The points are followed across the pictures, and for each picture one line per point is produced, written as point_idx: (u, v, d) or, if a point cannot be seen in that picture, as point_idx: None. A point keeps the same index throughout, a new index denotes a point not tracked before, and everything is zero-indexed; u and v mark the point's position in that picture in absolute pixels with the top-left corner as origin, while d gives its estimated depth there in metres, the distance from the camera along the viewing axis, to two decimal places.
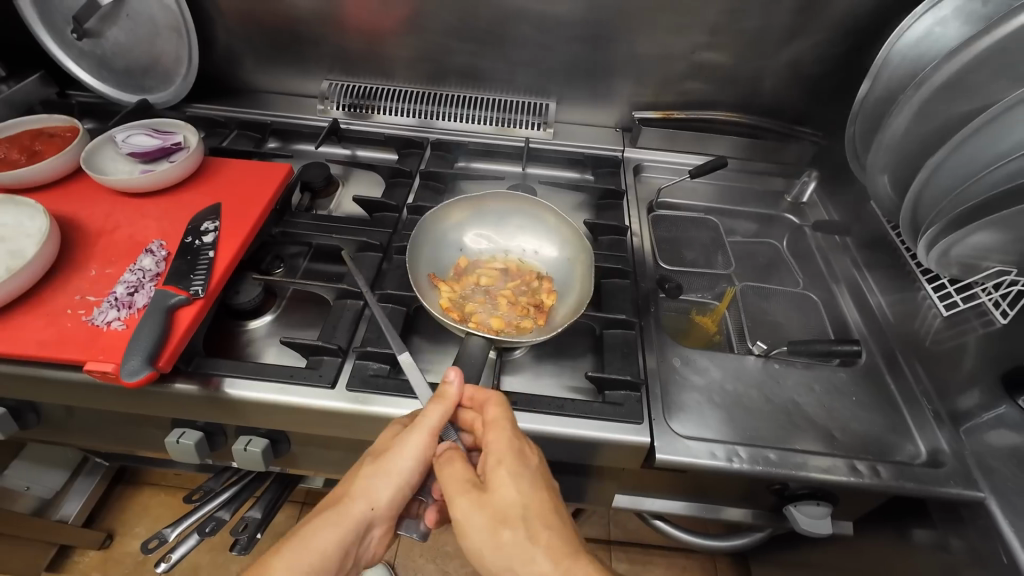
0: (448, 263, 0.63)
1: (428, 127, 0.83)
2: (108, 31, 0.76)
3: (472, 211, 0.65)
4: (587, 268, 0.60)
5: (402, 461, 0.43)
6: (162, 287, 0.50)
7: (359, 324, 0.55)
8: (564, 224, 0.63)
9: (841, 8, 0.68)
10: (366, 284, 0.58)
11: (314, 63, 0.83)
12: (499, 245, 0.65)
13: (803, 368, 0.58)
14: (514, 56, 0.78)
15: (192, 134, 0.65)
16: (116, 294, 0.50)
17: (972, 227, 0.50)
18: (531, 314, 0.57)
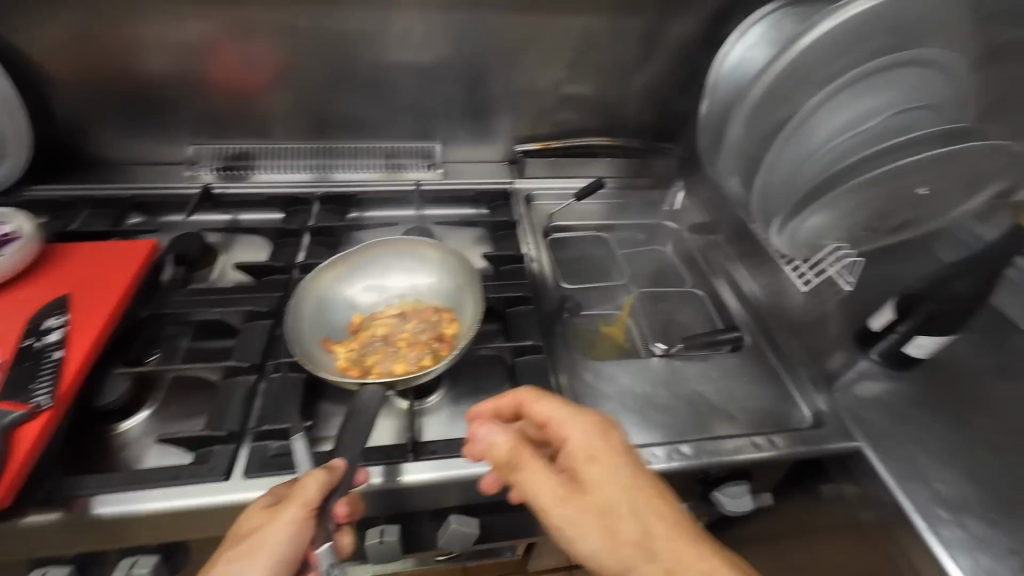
0: (343, 323, 0.60)
1: (327, 180, 0.81)
2: None
3: (355, 265, 0.64)
4: (477, 288, 0.60)
5: (266, 544, 0.38)
6: None
7: (253, 402, 0.51)
8: (446, 251, 0.64)
9: (672, 40, 0.78)
10: (258, 355, 0.54)
11: (176, 129, 0.78)
12: (390, 291, 0.64)
13: (700, 359, 0.63)
14: (393, 102, 0.80)
15: (25, 222, 0.58)
16: None
17: (815, 207, 0.58)
18: (431, 349, 0.56)
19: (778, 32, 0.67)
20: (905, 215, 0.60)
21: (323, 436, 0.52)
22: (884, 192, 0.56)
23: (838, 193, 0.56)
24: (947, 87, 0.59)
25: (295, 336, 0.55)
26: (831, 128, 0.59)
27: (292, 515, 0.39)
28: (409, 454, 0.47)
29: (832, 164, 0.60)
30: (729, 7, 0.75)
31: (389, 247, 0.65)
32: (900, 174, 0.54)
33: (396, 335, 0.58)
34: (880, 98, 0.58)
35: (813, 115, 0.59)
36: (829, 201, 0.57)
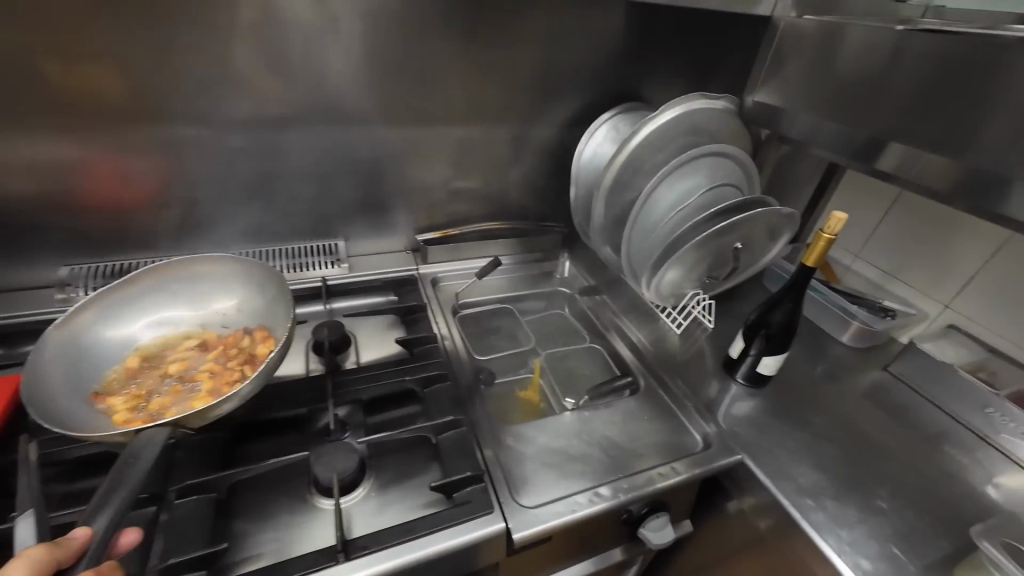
0: (121, 362, 0.64)
1: None
2: None
3: (128, 307, 0.68)
4: (277, 302, 0.69)
5: None
6: None
7: (152, 538, 0.46)
8: (232, 278, 0.73)
9: (538, 141, 0.93)
10: (156, 483, 0.50)
11: (45, 253, 0.73)
12: (177, 323, 0.70)
13: (605, 407, 0.70)
14: (292, 207, 0.83)
15: None
16: None
17: (672, 265, 0.70)
18: (224, 369, 0.63)
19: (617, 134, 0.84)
20: (733, 265, 0.76)
21: (239, 558, 0.48)
22: (716, 250, 0.72)
23: (685, 252, 0.69)
24: (738, 170, 0.79)
25: (58, 395, 0.56)
26: (668, 201, 0.74)
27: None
28: (339, 555, 0.46)
29: (673, 228, 0.74)
30: (579, 115, 0.93)
31: (167, 276, 0.71)
32: (724, 236, 0.69)
33: (194, 368, 0.64)
34: (695, 179, 0.74)
35: (652, 192, 0.74)
36: (680, 259, 0.71)
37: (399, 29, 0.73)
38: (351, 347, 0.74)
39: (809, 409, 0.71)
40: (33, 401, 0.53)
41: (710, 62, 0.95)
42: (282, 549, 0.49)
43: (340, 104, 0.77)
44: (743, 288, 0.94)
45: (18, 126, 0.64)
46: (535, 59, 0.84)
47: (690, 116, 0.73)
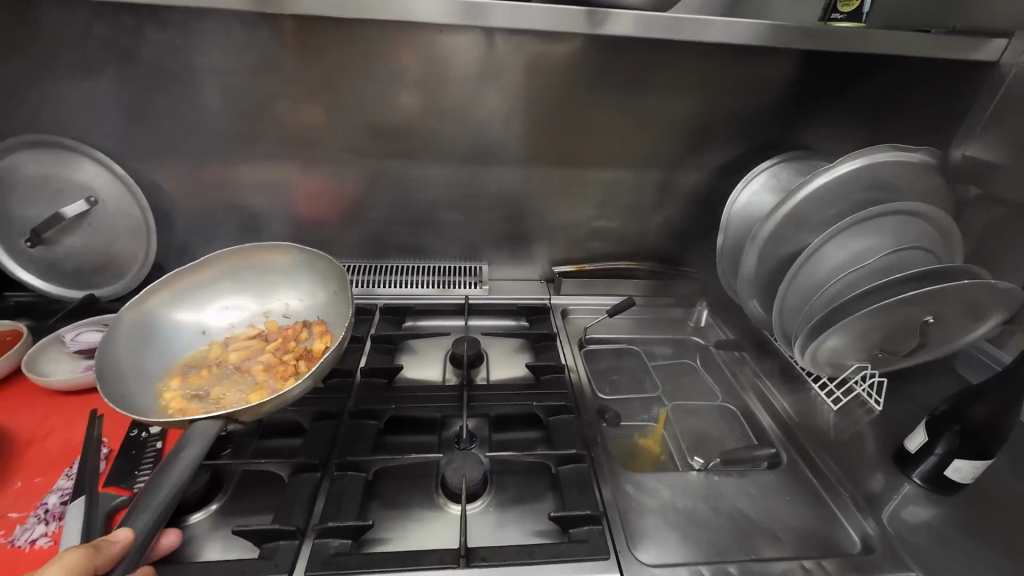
0: (195, 348, 0.69)
1: (373, 294, 0.91)
2: (62, 239, 0.81)
3: (197, 291, 0.73)
4: (339, 299, 0.73)
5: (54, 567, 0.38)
6: (104, 489, 0.52)
7: (316, 500, 0.54)
8: (300, 270, 0.76)
9: (686, 187, 0.92)
10: (324, 453, 0.59)
11: None
12: (245, 311, 0.75)
13: (738, 475, 0.64)
14: (448, 231, 0.93)
15: None
16: (47, 505, 0.51)
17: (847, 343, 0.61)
18: (284, 364, 0.66)
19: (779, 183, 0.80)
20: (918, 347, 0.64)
21: (376, 537, 0.54)
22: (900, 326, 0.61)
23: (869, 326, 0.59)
24: (931, 234, 0.68)
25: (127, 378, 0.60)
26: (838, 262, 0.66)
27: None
28: (461, 560, 0.49)
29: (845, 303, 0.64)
30: (734, 162, 0.90)
31: (239, 263, 0.75)
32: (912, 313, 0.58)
33: (252, 357, 0.68)
34: (876, 239, 0.65)
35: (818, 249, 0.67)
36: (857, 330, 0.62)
37: (570, 79, 0.80)
38: (483, 363, 0.80)
39: (1018, 537, 0.56)
40: (107, 382, 0.58)
41: (900, 111, 0.85)
42: (410, 540, 0.54)
43: (504, 145, 0.85)
44: (926, 369, 0.80)
45: (273, 154, 0.84)
46: (697, 107, 0.84)
47: (873, 170, 0.66)
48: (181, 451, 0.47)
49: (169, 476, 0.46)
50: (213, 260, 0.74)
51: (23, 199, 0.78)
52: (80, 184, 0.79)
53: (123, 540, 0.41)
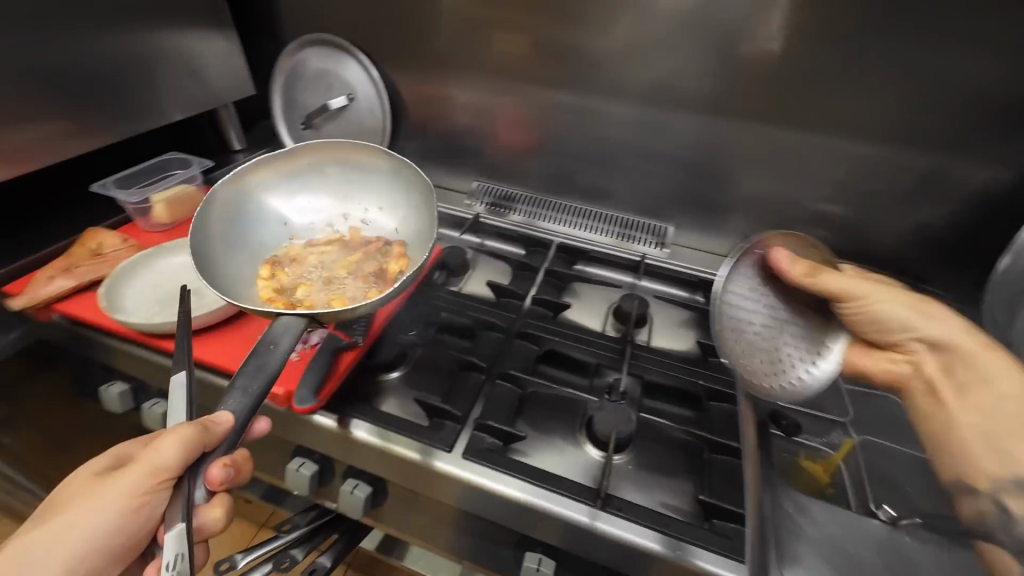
0: (278, 240, 0.72)
1: (533, 226, 0.92)
2: (322, 126, 0.96)
3: (288, 182, 0.74)
4: (425, 222, 0.71)
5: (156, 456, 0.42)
6: (332, 330, 0.64)
7: (477, 398, 0.60)
8: (387, 176, 0.74)
9: (971, 184, 0.70)
10: (489, 359, 0.64)
11: (469, 166, 0.99)
12: (325, 213, 0.75)
13: (937, 546, 0.53)
14: (642, 181, 0.88)
15: None
16: (297, 330, 0.66)
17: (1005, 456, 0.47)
18: (369, 279, 0.67)
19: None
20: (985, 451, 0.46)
21: (520, 449, 0.58)
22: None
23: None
24: None
25: (222, 264, 0.64)
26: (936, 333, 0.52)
27: (145, 476, 0.42)
28: (599, 502, 0.50)
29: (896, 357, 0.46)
30: None
31: (325, 157, 0.73)
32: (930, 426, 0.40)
33: (331, 257, 0.71)
34: None
35: None
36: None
37: (851, 23, 0.65)
38: (646, 327, 0.77)
39: None
40: (209, 264, 0.61)
41: None
42: (549, 463, 0.57)
43: (739, 95, 0.74)
44: None
45: (498, 75, 0.87)
46: None
47: None
48: (271, 344, 0.47)
49: (255, 368, 0.46)
50: (304, 153, 0.73)
51: (305, 89, 0.95)
52: (346, 81, 0.93)
53: (225, 423, 0.43)
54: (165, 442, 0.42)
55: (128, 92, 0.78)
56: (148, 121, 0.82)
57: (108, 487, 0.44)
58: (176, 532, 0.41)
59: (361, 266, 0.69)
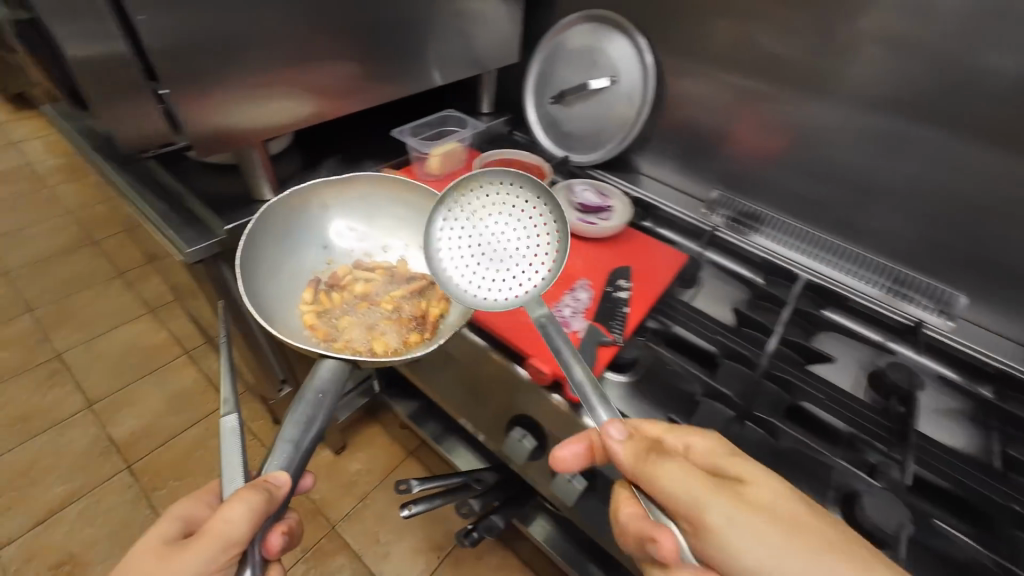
0: (319, 265, 0.70)
1: (787, 255, 0.82)
2: (574, 105, 0.94)
3: (338, 208, 0.72)
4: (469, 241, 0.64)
5: (232, 517, 0.43)
6: (595, 322, 0.59)
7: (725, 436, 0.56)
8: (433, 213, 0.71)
9: None
10: (739, 396, 0.59)
11: (714, 173, 0.92)
12: (368, 246, 0.74)
13: None
14: (942, 236, 0.74)
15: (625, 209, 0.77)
16: (563, 312, 0.60)
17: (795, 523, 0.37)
18: (412, 324, 0.63)
19: (504, 209, 0.60)
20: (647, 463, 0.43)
21: None
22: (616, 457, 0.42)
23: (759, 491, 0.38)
24: None
25: (263, 290, 0.62)
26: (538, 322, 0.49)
27: (220, 545, 0.43)
28: None
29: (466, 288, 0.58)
30: None
31: (375, 184, 0.72)
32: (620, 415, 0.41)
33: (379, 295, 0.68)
34: None
35: None
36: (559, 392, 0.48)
37: None
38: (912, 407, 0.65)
39: None
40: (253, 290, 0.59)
41: None
42: None
43: None
44: None
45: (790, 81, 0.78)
46: None
47: None
48: (318, 394, 0.51)
49: (305, 415, 0.49)
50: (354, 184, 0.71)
51: (564, 66, 0.94)
52: (610, 61, 0.89)
53: (280, 485, 0.46)
54: (234, 511, 0.43)
55: (429, 46, 0.82)
56: (426, 75, 0.85)
57: (184, 554, 0.44)
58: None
59: (406, 309, 0.65)
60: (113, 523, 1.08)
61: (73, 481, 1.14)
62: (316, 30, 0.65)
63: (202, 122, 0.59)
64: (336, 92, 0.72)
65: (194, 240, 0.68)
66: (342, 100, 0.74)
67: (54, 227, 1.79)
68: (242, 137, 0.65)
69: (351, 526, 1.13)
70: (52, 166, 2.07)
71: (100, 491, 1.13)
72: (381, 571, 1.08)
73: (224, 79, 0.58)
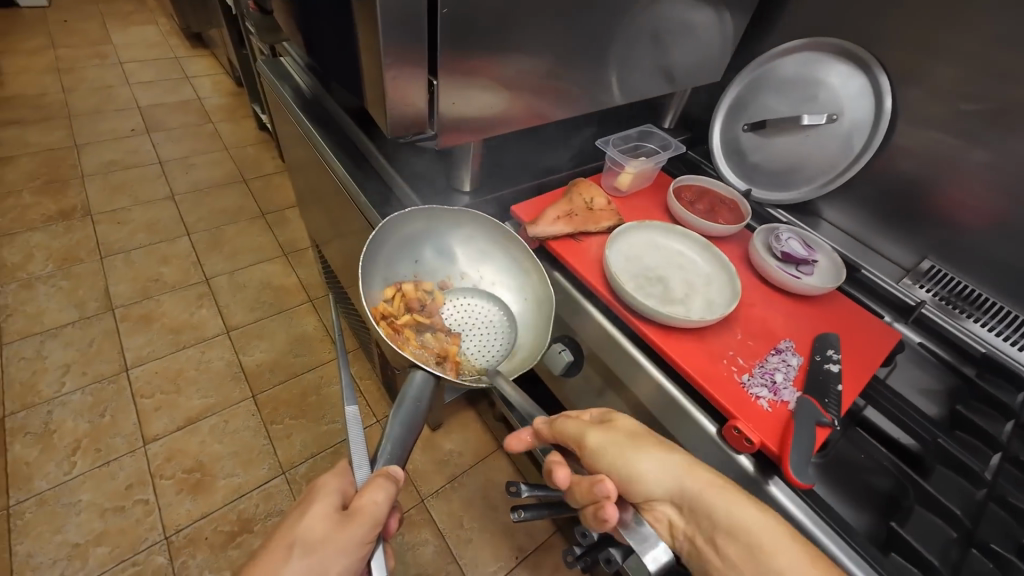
0: (403, 269, 0.65)
1: (1009, 355, 0.70)
2: (773, 137, 0.87)
3: (440, 222, 0.66)
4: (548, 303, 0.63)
5: (376, 505, 0.48)
6: (807, 395, 0.53)
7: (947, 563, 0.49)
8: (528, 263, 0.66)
9: None
10: (968, 519, 0.52)
11: (925, 240, 0.81)
12: (454, 264, 0.68)
13: None
14: None
15: (829, 268, 0.70)
16: (769, 374, 0.55)
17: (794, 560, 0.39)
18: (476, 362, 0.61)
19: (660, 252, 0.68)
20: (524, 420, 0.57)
21: None
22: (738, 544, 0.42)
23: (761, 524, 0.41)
24: None
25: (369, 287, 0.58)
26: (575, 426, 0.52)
27: (365, 528, 0.47)
28: None
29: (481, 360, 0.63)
30: None
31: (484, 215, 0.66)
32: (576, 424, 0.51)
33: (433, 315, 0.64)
34: None
35: None
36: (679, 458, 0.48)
37: None
38: None
39: None
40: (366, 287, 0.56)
41: None
42: None
43: None
44: None
45: None
46: None
47: None
48: (417, 401, 0.53)
49: (409, 420, 0.52)
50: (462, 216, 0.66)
51: (772, 92, 0.86)
52: (832, 96, 0.80)
53: (398, 477, 0.51)
54: (369, 496, 0.48)
55: (638, 71, 0.82)
56: (619, 101, 0.85)
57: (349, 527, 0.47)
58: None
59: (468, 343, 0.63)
60: (237, 444, 1.18)
61: (209, 397, 1.26)
62: (561, 44, 0.67)
63: (450, 112, 0.64)
64: (550, 107, 0.75)
65: None
66: (550, 116, 0.77)
67: (213, 161, 1.98)
68: (469, 135, 0.69)
69: (437, 504, 1.17)
70: (216, 104, 2.28)
71: (230, 413, 1.24)
72: (461, 556, 1.10)
73: (481, 76, 0.63)
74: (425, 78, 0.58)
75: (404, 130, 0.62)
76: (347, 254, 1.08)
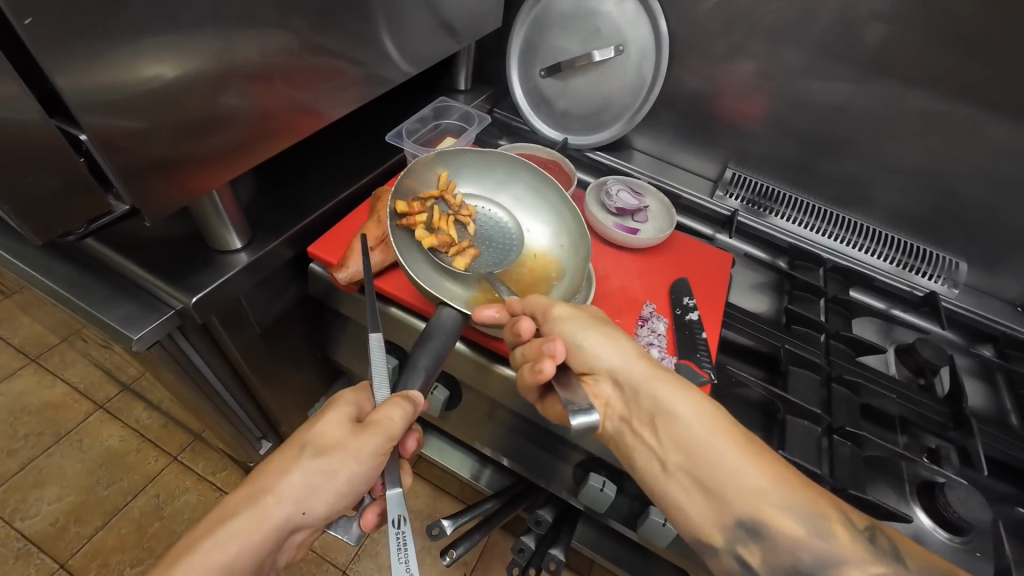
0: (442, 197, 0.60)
1: (808, 237, 0.79)
2: (571, 78, 0.82)
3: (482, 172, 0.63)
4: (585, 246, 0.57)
5: (381, 438, 0.39)
6: (683, 361, 0.53)
7: (823, 456, 0.54)
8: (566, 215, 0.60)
9: None
10: (823, 409, 0.57)
11: (723, 150, 0.87)
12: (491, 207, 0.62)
13: None
14: (940, 206, 0.76)
15: (660, 207, 0.70)
16: None
17: None
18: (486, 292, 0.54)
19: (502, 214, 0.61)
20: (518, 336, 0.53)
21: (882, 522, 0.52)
22: None
23: None
24: None
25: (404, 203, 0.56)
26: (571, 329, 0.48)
27: (378, 443, 0.39)
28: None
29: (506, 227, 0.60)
30: None
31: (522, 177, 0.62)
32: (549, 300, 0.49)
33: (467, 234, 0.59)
34: None
35: None
36: None
37: None
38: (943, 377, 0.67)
39: None
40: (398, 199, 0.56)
41: None
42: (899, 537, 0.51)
43: None
44: None
45: (815, 54, 0.73)
46: None
47: None
48: (441, 335, 0.46)
49: (434, 351, 0.45)
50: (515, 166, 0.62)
51: (556, 31, 0.80)
52: (614, 27, 0.77)
53: (419, 400, 0.42)
54: (391, 410, 0.40)
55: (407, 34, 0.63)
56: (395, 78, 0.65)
57: (345, 464, 0.38)
58: (392, 495, 0.40)
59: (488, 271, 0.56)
60: None
61: None
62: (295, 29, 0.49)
63: (136, 165, 0.38)
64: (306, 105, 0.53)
65: (140, 321, 0.49)
66: (314, 116, 0.54)
67: None
68: (205, 180, 0.45)
69: (362, 565, 0.97)
70: None
71: None
72: None
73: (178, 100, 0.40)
74: (48, 144, 0.34)
75: (63, 226, 0.38)
76: (105, 354, 0.78)
